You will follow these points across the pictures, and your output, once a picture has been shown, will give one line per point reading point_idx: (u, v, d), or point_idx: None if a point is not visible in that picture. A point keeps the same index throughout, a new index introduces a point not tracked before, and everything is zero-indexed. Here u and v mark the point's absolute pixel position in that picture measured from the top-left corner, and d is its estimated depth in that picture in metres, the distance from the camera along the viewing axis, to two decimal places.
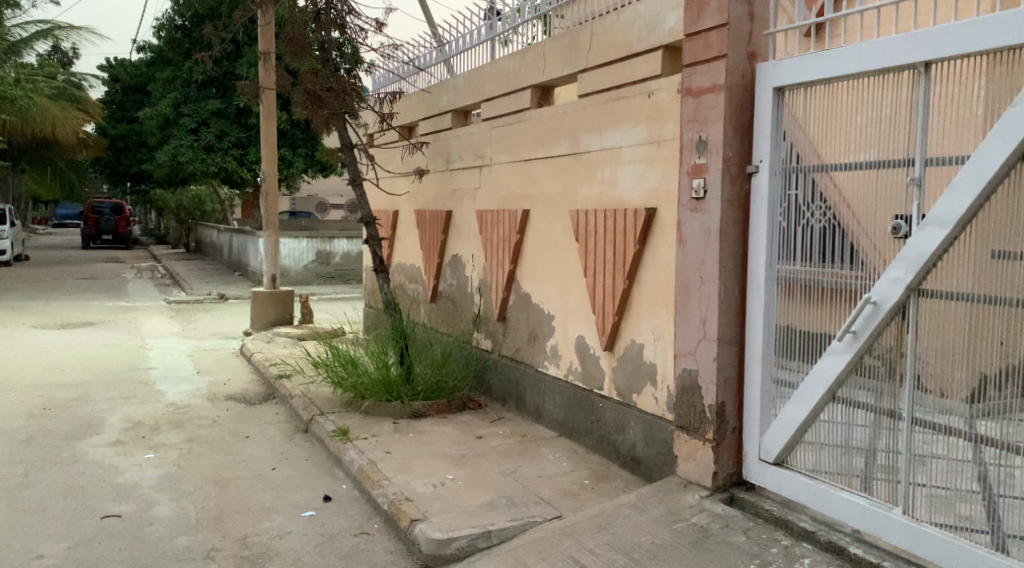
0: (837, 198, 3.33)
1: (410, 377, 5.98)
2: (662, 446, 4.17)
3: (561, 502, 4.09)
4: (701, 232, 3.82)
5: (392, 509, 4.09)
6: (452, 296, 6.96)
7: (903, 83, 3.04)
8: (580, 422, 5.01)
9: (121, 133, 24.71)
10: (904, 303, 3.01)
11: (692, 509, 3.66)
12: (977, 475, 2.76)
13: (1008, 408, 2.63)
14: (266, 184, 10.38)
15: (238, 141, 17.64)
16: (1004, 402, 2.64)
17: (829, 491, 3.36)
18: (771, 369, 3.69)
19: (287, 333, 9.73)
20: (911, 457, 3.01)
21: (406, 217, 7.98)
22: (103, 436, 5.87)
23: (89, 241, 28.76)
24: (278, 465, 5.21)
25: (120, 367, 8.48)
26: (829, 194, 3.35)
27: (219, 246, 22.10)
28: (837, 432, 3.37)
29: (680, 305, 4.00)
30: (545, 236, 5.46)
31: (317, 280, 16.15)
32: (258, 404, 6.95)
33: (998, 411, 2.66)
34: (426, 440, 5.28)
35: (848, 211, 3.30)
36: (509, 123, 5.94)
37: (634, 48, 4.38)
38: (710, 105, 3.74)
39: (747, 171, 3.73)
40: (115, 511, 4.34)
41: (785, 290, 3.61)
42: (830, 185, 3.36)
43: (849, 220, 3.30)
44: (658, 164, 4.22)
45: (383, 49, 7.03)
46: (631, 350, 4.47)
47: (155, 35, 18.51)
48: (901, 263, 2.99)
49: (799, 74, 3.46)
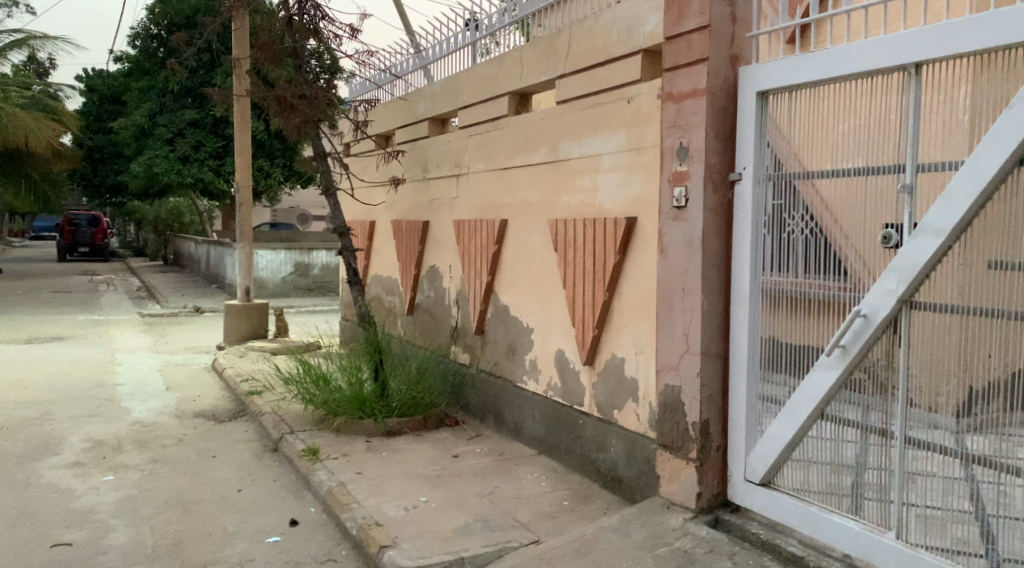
0: (820, 207, 3.19)
1: (385, 394, 5.77)
2: (644, 465, 4.00)
3: (539, 525, 3.89)
4: (684, 242, 3.66)
5: (361, 535, 3.87)
6: (429, 309, 6.77)
7: (892, 85, 2.91)
8: (559, 440, 4.83)
9: (97, 144, 24.29)
10: (895, 315, 2.86)
11: (676, 533, 3.49)
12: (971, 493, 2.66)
13: (986, 423, 2.53)
14: (241, 194, 10.14)
15: (215, 151, 17.35)
16: (982, 418, 2.54)
17: (819, 513, 3.19)
18: (756, 385, 3.53)
19: (261, 347, 9.46)
20: (903, 476, 2.86)
21: (383, 227, 7.79)
22: (62, 457, 5.60)
23: (65, 253, 28.24)
24: (244, 487, 4.97)
25: (86, 384, 8.18)
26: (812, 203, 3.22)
27: (196, 258, 21.75)
28: (826, 451, 3.21)
29: (662, 318, 3.84)
30: (523, 247, 5.29)
31: (296, 293, 15.87)
32: (227, 421, 6.69)
33: (976, 426, 2.55)
34: (400, 459, 5.07)
35: (833, 219, 3.15)
36: (486, 130, 5.78)
37: (613, 52, 4.24)
38: (692, 110, 3.59)
39: (730, 179, 3.59)
40: (66, 539, 4.09)
41: (771, 302, 3.45)
42: (812, 195, 3.23)
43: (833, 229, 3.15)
44: (639, 171, 4.07)
45: (358, 55, 6.85)
46: (612, 364, 4.30)
47: (131, 44, 18.24)
48: (893, 274, 2.84)
49: (783, 77, 3.33)
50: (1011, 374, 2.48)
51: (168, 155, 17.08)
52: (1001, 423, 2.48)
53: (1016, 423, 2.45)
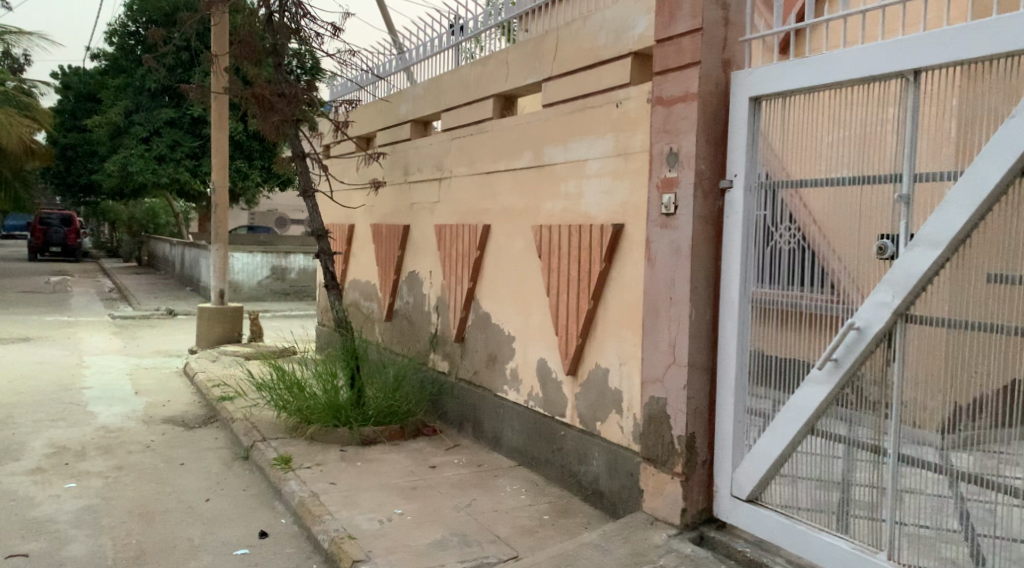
0: (807, 219, 3.13)
1: (361, 402, 5.61)
2: (627, 479, 3.89)
3: (518, 540, 3.76)
4: (671, 251, 3.57)
5: (333, 548, 3.71)
6: (408, 315, 6.62)
7: (889, 92, 2.84)
8: (540, 451, 4.71)
9: (71, 142, 23.85)
10: (890, 329, 2.77)
11: (659, 550, 3.37)
12: (959, 512, 2.60)
13: (976, 438, 2.50)
14: (216, 195, 9.92)
15: (191, 151, 17.07)
16: (974, 431, 2.51)
17: (807, 532, 3.08)
18: (744, 398, 3.44)
19: (235, 352, 9.23)
20: (894, 494, 2.78)
21: (363, 231, 7.64)
22: (22, 462, 5.36)
23: (36, 252, 27.59)
24: (212, 497, 4.77)
25: (51, 386, 7.91)
26: (799, 215, 3.16)
27: (171, 259, 21.35)
28: (815, 467, 3.12)
29: (648, 329, 3.74)
30: (505, 254, 5.18)
31: (272, 297, 15.62)
32: (197, 428, 6.48)
33: (966, 441, 2.52)
34: (374, 469, 4.91)
35: (818, 229, 3.08)
36: (469, 134, 5.67)
37: (602, 54, 4.16)
38: (682, 115, 3.51)
39: (720, 187, 3.50)
40: (22, 550, 3.87)
41: (761, 315, 3.36)
42: (801, 206, 3.18)
43: (818, 238, 3.07)
44: (627, 176, 3.97)
45: (340, 54, 6.71)
46: (596, 375, 4.19)
47: (109, 41, 17.93)
48: (888, 286, 2.75)
49: (776, 83, 3.25)
50: (999, 391, 2.44)
51: (144, 154, 16.78)
52: (989, 439, 2.47)
53: (1002, 441, 2.41)
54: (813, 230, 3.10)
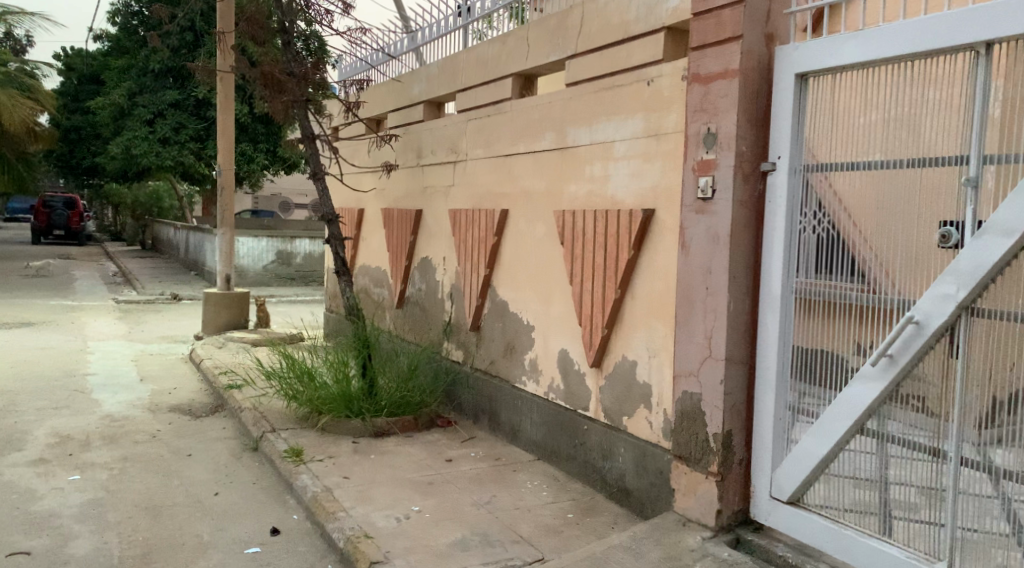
0: (835, 205, 3.04)
1: (373, 392, 5.45)
2: (656, 477, 3.72)
3: (543, 540, 3.59)
4: (707, 237, 3.37)
5: (349, 547, 3.54)
6: (420, 302, 6.43)
7: (956, 68, 2.61)
8: (560, 445, 4.54)
9: (74, 124, 23.57)
10: (953, 323, 2.56)
11: (694, 554, 3.19)
12: (1007, 514, 2.42)
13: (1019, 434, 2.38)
14: (222, 177, 9.70)
15: (196, 133, 16.83)
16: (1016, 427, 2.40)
17: (857, 538, 2.89)
18: (786, 395, 3.24)
19: (241, 338, 9.06)
20: (955, 498, 2.57)
21: (373, 216, 7.44)
22: (25, 453, 5.21)
23: (39, 236, 27.39)
24: (220, 490, 4.62)
25: (54, 373, 7.74)
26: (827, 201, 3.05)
27: (175, 243, 21.15)
28: (864, 467, 2.92)
29: (680, 320, 3.55)
30: (524, 240, 4.98)
31: (278, 282, 15.44)
32: (204, 417, 6.32)
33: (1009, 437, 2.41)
34: (389, 463, 4.74)
35: (851, 219, 2.99)
36: (485, 115, 5.44)
37: (632, 30, 3.94)
38: (721, 93, 3.30)
39: (762, 169, 3.29)
40: (23, 547, 3.71)
41: (805, 307, 3.15)
42: (826, 191, 3.07)
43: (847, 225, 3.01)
44: (658, 159, 3.76)
45: (351, 32, 6.47)
46: (622, 368, 4.01)
47: (112, 21, 17.65)
48: (951, 277, 2.54)
49: (825, 58, 3.03)
50: None
51: (147, 136, 16.57)
52: None
53: None
54: (843, 217, 3.02)
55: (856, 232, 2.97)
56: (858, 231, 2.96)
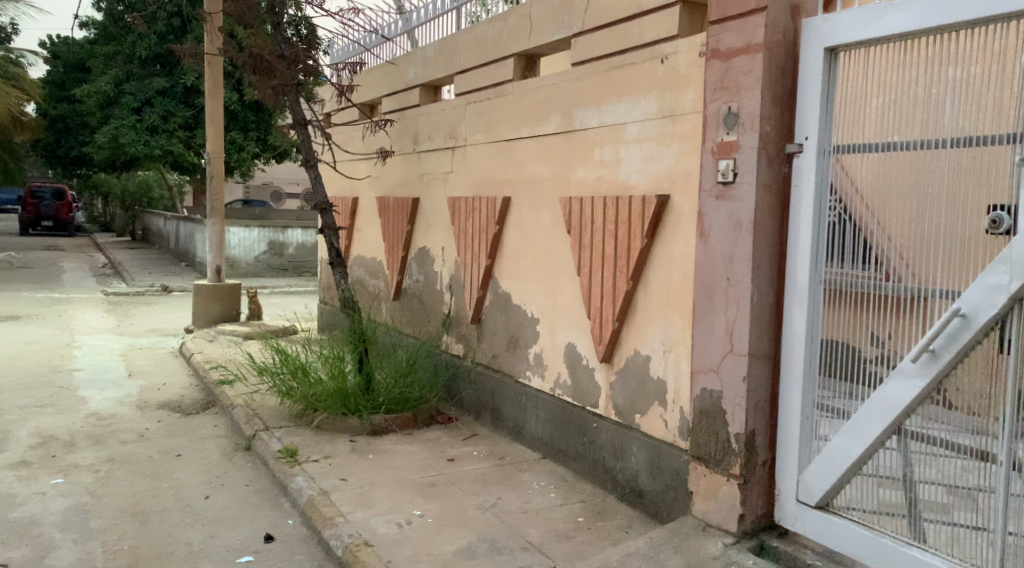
0: (852, 193, 2.89)
1: (370, 387, 5.22)
2: (672, 478, 3.53)
3: (555, 546, 3.40)
4: (729, 224, 3.16)
5: (348, 557, 3.33)
6: (418, 294, 6.21)
7: (1007, 37, 2.38)
8: (568, 443, 4.34)
9: (60, 114, 23.16)
10: (1004, 316, 2.34)
11: (717, 562, 2.99)
12: None
13: None
14: (211, 165, 9.43)
15: (184, 121, 16.49)
16: None
17: (894, 547, 2.67)
18: (813, 392, 3.03)
19: (233, 331, 8.82)
20: (1009, 504, 2.36)
21: (368, 204, 7.20)
22: (5, 455, 4.97)
23: (27, 228, 26.94)
24: (212, 494, 4.40)
25: (40, 369, 7.48)
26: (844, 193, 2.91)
27: (166, 233, 20.79)
28: (900, 470, 2.71)
29: (699, 313, 3.34)
30: (528, 229, 4.76)
31: (270, 273, 15.17)
32: (195, 414, 6.09)
33: None
34: (388, 463, 4.53)
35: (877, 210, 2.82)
36: (485, 98, 5.21)
37: (644, 4, 3.71)
38: (744, 69, 3.07)
39: (787, 151, 3.08)
40: (1, 559, 3.48)
41: (834, 298, 2.94)
42: (845, 182, 2.91)
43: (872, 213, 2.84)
44: (675, 141, 3.53)
45: (343, 13, 6.21)
46: (634, 362, 3.80)
47: (97, 8, 17.26)
48: (1004, 265, 2.33)
49: (859, 29, 2.81)
50: None
51: (134, 125, 16.24)
52: None
53: None
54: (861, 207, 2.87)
55: (892, 216, 2.76)
56: (893, 216, 2.75)
